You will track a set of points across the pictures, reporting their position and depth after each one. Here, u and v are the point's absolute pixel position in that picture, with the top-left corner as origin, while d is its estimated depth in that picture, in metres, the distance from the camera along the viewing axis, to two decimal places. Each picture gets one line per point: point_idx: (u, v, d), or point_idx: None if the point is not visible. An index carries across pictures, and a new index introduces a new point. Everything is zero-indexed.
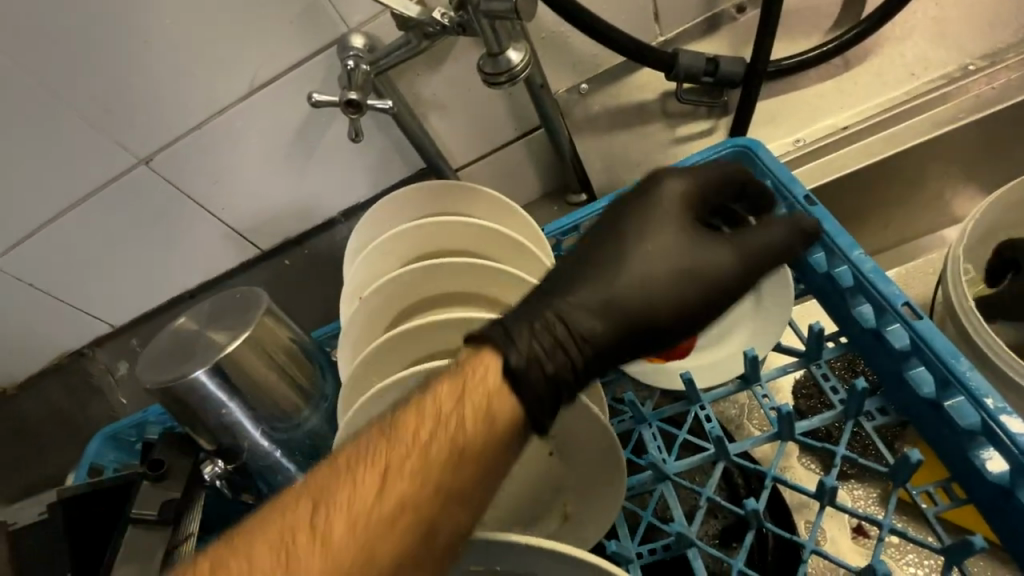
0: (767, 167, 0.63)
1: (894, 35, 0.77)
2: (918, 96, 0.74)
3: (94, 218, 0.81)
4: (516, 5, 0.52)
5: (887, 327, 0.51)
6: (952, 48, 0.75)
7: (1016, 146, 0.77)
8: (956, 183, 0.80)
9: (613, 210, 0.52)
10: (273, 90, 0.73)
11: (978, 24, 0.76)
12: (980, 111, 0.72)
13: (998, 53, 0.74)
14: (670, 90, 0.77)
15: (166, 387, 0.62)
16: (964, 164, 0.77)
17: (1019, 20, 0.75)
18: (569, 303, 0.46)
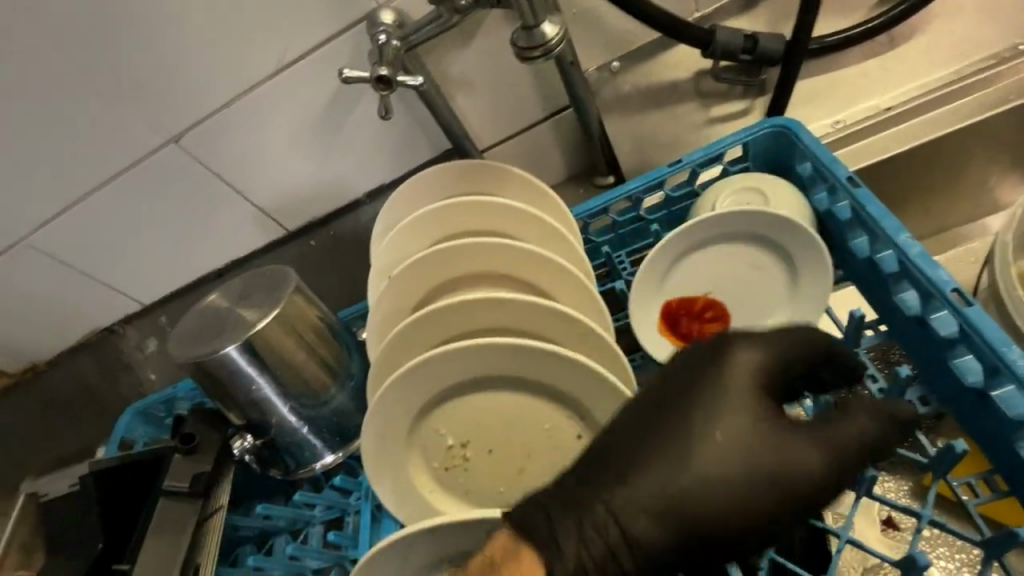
0: (808, 148, 0.61)
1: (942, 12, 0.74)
2: (965, 77, 0.71)
3: (124, 196, 0.82)
4: None
5: (933, 314, 0.50)
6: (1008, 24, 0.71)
7: None
8: (1006, 169, 0.76)
9: (677, 371, 0.47)
10: (301, 68, 0.73)
11: None
12: None
13: None
14: (706, 68, 0.75)
15: (196, 362, 0.63)
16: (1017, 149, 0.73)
17: None
18: (624, 501, 0.43)
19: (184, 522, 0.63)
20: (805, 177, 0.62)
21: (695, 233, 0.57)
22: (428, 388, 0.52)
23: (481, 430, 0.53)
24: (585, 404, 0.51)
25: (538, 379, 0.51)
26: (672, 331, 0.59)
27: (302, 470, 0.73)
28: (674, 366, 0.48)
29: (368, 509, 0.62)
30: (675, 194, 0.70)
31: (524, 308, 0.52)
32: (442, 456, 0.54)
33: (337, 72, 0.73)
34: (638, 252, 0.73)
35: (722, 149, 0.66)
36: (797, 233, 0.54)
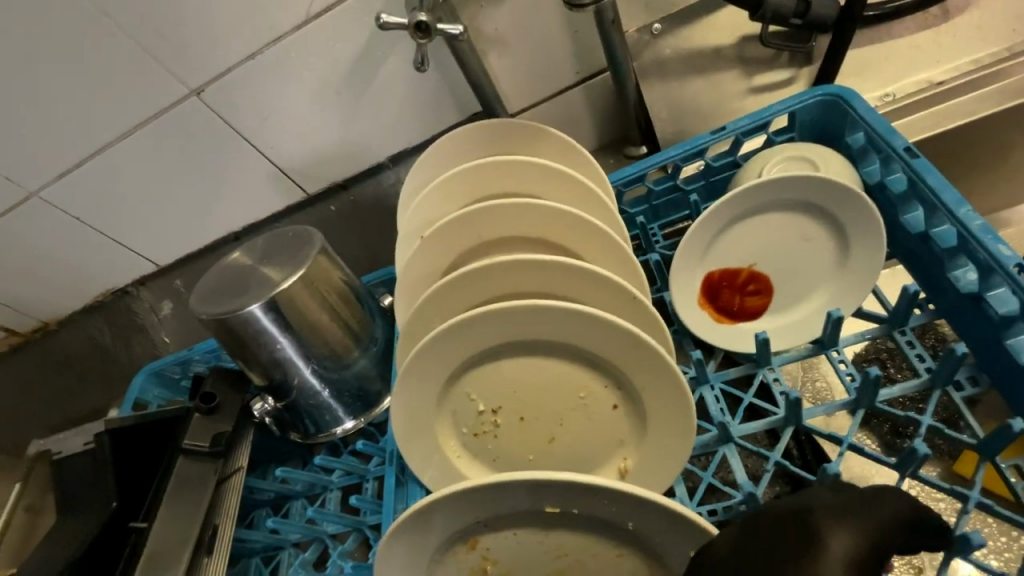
0: (861, 116, 0.58)
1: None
2: None
3: (142, 151, 0.79)
4: None
5: (991, 292, 0.47)
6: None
7: None
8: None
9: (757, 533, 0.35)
10: (328, 21, 0.70)
11: None
12: None
13: None
14: (751, 33, 0.72)
15: (219, 320, 0.61)
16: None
17: None
18: (591, 511, 0.37)
19: (204, 481, 0.62)
20: (856, 148, 0.60)
21: (743, 203, 0.54)
22: (461, 350, 0.50)
23: (512, 396, 0.51)
24: (623, 372, 0.48)
25: (576, 344, 0.48)
26: (711, 303, 0.58)
27: (322, 434, 0.72)
28: (750, 527, 0.35)
29: (392, 476, 0.59)
30: (716, 163, 0.68)
31: (561, 271, 0.50)
32: (472, 421, 0.53)
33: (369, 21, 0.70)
34: (673, 224, 0.72)
35: (768, 117, 0.64)
36: (853, 205, 0.51)
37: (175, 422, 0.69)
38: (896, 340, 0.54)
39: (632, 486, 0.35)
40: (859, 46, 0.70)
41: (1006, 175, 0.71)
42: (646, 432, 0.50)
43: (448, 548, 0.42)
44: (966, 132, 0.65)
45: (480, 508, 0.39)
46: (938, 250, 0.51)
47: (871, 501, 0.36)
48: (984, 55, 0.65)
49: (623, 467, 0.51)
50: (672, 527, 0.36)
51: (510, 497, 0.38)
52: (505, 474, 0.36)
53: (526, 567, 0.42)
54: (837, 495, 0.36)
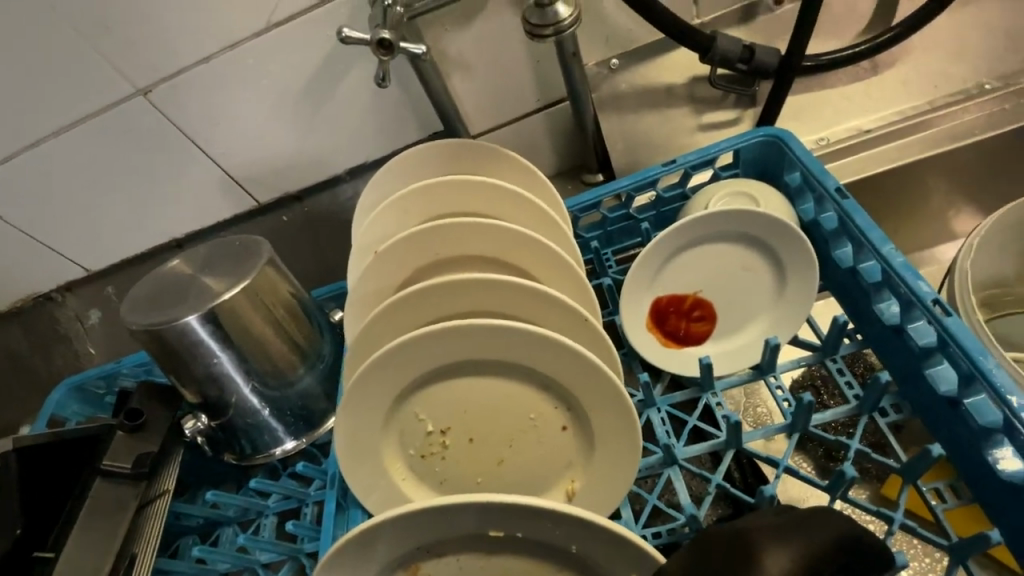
0: (798, 157, 0.62)
1: (933, 34, 0.72)
2: (954, 103, 0.71)
3: (78, 149, 0.75)
4: None
5: (911, 324, 0.50)
6: (993, 53, 0.71)
7: None
8: (987, 199, 0.75)
9: (702, 550, 0.35)
10: (290, 31, 0.69)
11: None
12: (1013, 123, 0.68)
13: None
14: (702, 74, 0.76)
15: (153, 330, 0.57)
16: (1001, 173, 0.73)
17: None
18: (534, 536, 0.36)
19: (123, 508, 0.57)
20: (793, 186, 0.64)
21: (689, 233, 0.57)
22: (411, 369, 0.49)
23: (463, 418, 0.50)
24: (573, 394, 0.48)
25: (527, 366, 0.48)
26: (659, 328, 0.60)
27: (259, 456, 0.68)
28: (696, 545, 0.36)
29: (333, 500, 0.56)
30: (666, 195, 0.71)
31: (514, 290, 0.50)
32: (420, 442, 0.51)
33: (337, 30, 0.68)
34: (625, 251, 0.74)
35: (714, 153, 0.68)
36: (788, 239, 0.55)
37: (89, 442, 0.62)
38: (827, 367, 0.58)
39: (578, 511, 0.34)
40: (798, 92, 0.74)
41: (925, 217, 0.77)
42: (593, 454, 0.50)
43: None
44: (887, 177, 0.71)
45: (420, 532, 0.37)
46: (864, 284, 0.55)
47: (809, 521, 0.35)
48: (908, 108, 0.71)
49: (571, 489, 0.51)
50: (617, 551, 0.36)
51: (451, 523, 0.37)
52: (445, 496, 0.35)
53: None
54: (778, 516, 0.36)
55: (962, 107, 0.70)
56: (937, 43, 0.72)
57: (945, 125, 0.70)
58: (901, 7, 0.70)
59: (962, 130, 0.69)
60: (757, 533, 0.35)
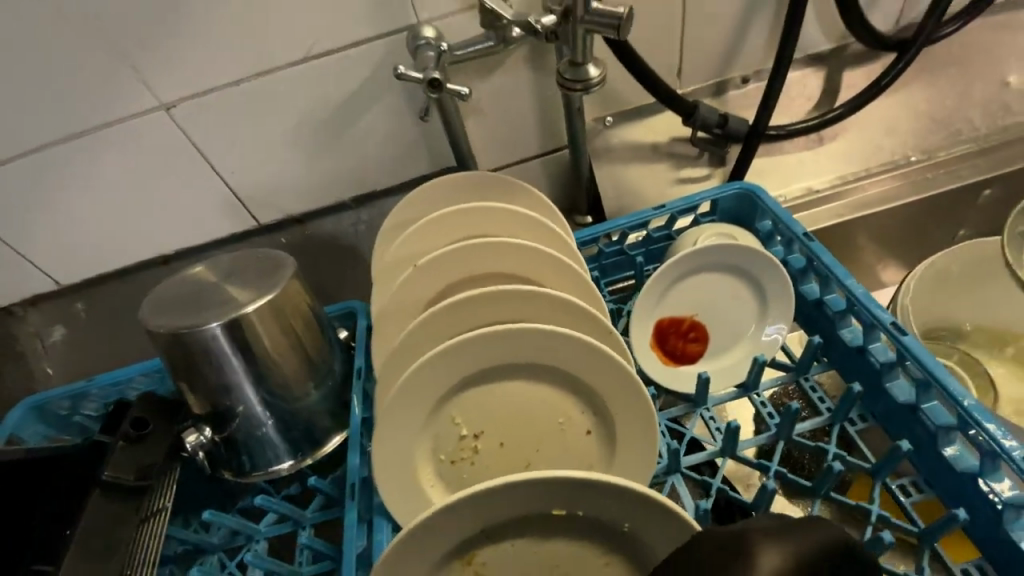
0: (769, 207, 0.74)
1: (869, 114, 0.87)
2: (885, 172, 0.85)
3: (84, 158, 0.75)
4: (618, 25, 0.53)
5: (872, 344, 0.60)
6: (918, 131, 0.86)
7: (955, 226, 0.89)
8: (907, 252, 0.91)
9: (689, 556, 0.31)
10: (326, 63, 0.74)
11: (944, 104, 0.86)
12: (930, 190, 0.84)
13: (955, 142, 0.85)
14: (683, 135, 0.88)
15: (176, 333, 0.57)
16: (918, 232, 0.89)
17: (983, 104, 0.86)
18: (596, 514, 0.39)
19: (123, 523, 0.55)
20: (764, 232, 0.75)
21: (689, 263, 0.65)
22: (452, 374, 0.52)
23: (497, 422, 0.53)
24: (601, 398, 0.53)
25: (561, 370, 0.53)
26: (660, 347, 0.67)
27: (256, 473, 0.66)
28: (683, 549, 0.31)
29: (354, 511, 0.56)
30: (655, 234, 0.80)
31: (548, 302, 0.55)
32: (451, 447, 0.54)
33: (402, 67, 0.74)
34: (617, 282, 0.82)
35: (697, 200, 0.78)
36: (773, 271, 0.64)
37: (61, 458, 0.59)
38: (802, 385, 0.66)
39: (624, 481, 0.38)
40: (762, 156, 0.87)
41: (862, 267, 0.91)
42: (613, 457, 0.54)
43: (444, 565, 0.42)
44: (830, 229, 0.84)
45: (483, 515, 0.40)
46: (830, 313, 0.65)
47: (806, 532, 0.31)
48: (848, 173, 0.86)
49: None
50: (667, 526, 0.40)
51: (516, 506, 0.39)
52: (520, 474, 0.38)
53: None
54: (778, 519, 0.31)
55: (890, 175, 0.85)
56: (871, 123, 0.87)
57: (876, 189, 0.85)
58: (841, 92, 0.85)
59: (891, 195, 0.84)
60: (753, 534, 0.30)
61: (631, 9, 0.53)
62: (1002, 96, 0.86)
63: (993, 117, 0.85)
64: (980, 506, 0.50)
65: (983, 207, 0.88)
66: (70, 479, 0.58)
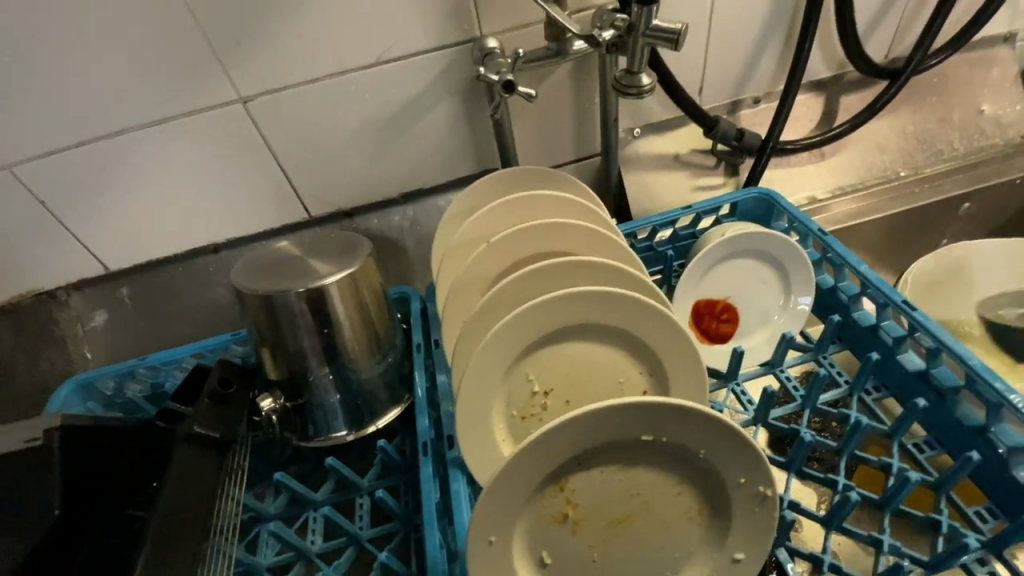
0: (785, 209, 0.83)
1: (866, 133, 0.98)
2: (878, 184, 0.97)
3: (159, 144, 0.81)
4: (676, 40, 0.63)
5: (884, 321, 0.68)
6: (907, 150, 0.98)
7: (939, 235, 1.00)
8: (898, 258, 1.02)
9: None
10: (394, 67, 0.81)
11: (928, 129, 0.99)
12: (918, 201, 0.95)
13: (936, 162, 0.98)
14: (703, 147, 0.98)
15: (265, 298, 0.62)
16: (907, 240, 0.99)
17: (961, 131, 0.99)
18: (678, 440, 0.45)
19: (208, 475, 0.58)
20: (781, 231, 0.84)
21: (726, 249, 0.72)
22: (531, 332, 0.57)
23: (564, 380, 0.59)
24: (659, 360, 0.59)
25: (625, 333, 0.59)
26: (696, 327, 0.74)
27: (319, 439, 0.70)
28: None
29: (428, 468, 0.60)
30: (682, 232, 0.88)
31: (611, 275, 0.61)
32: (523, 404, 0.59)
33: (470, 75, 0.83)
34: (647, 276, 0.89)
35: (721, 202, 0.86)
36: (796, 258, 0.72)
37: (126, 433, 0.65)
38: (821, 363, 0.74)
39: (708, 409, 0.44)
40: (773, 168, 0.97)
41: None
42: None
43: (540, 492, 0.47)
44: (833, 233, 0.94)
45: (580, 441, 0.45)
46: (845, 298, 0.73)
47: None
48: (845, 185, 0.97)
49: None
50: (736, 454, 0.46)
51: (610, 432, 0.45)
52: (619, 398, 0.43)
53: (599, 512, 0.48)
54: None
55: (884, 188, 0.96)
56: (869, 141, 0.98)
57: (872, 198, 0.96)
58: (840, 115, 0.97)
59: (883, 206, 0.95)
60: None
61: (686, 27, 0.63)
62: (976, 123, 0.99)
63: (969, 141, 0.98)
64: (989, 454, 0.57)
65: (963, 219, 0.99)
66: (134, 453, 0.66)
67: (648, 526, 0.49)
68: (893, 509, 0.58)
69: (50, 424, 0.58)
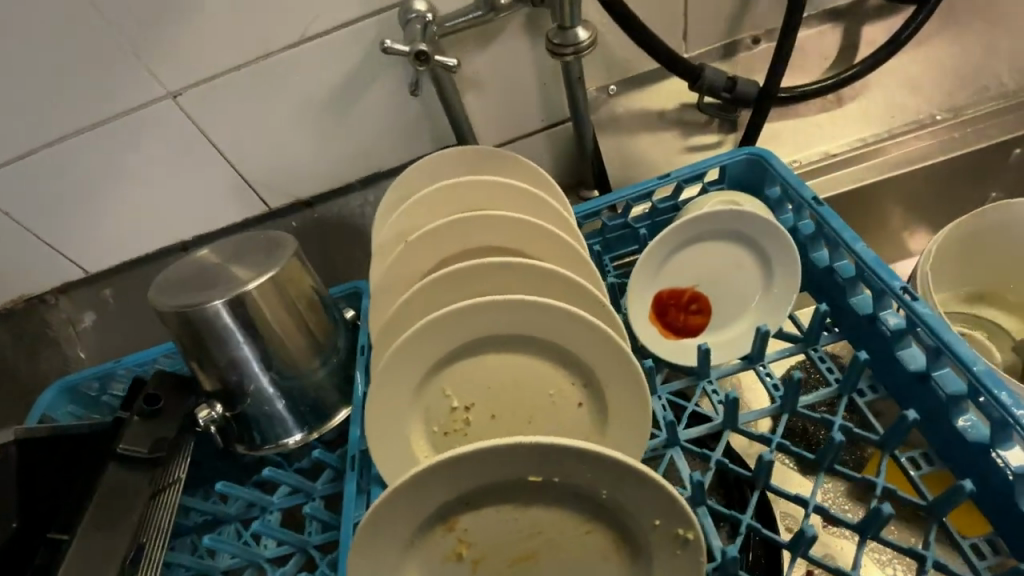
0: (778, 173, 0.70)
1: (892, 70, 0.82)
2: (908, 130, 0.80)
3: (104, 147, 0.79)
4: None
5: (882, 310, 0.57)
6: (945, 87, 0.81)
7: (987, 188, 0.84)
8: (936, 218, 0.86)
9: None
10: (323, 44, 0.74)
11: (970, 60, 0.81)
12: (957, 150, 0.79)
13: (980, 101, 0.81)
14: (691, 101, 0.85)
15: (182, 311, 0.60)
16: (947, 195, 0.83)
17: (1012, 60, 0.81)
18: (571, 480, 0.40)
19: (137, 492, 0.59)
20: (773, 199, 0.72)
21: (688, 231, 0.63)
22: (444, 343, 0.52)
23: (487, 393, 0.54)
24: (593, 370, 0.52)
25: (550, 342, 0.52)
26: (661, 319, 0.66)
27: (268, 446, 0.69)
28: None
29: (353, 484, 0.58)
30: (660, 206, 0.77)
31: (538, 275, 0.54)
32: (444, 419, 0.54)
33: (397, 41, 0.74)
34: (623, 256, 0.80)
35: (704, 168, 0.74)
36: (776, 237, 0.61)
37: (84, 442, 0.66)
38: (810, 356, 0.63)
39: (611, 450, 0.38)
40: (776, 121, 0.83)
41: (885, 235, 0.86)
42: (605, 430, 0.54)
43: (426, 530, 0.43)
44: (850, 194, 0.80)
45: (459, 481, 0.40)
46: (840, 280, 0.62)
47: None
48: (868, 135, 0.81)
49: None
50: (645, 494, 0.39)
51: (493, 471, 0.40)
52: (498, 438, 0.38)
53: (498, 551, 0.43)
54: None
55: (916, 134, 0.80)
56: (895, 78, 0.82)
57: (899, 147, 0.80)
58: (861, 49, 0.81)
59: (914, 156, 0.79)
60: None
61: None
62: None
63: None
64: (992, 476, 0.48)
65: (1016, 167, 0.82)
66: None
67: (557, 565, 0.43)
68: (873, 537, 0.50)
69: (5, 439, 0.63)
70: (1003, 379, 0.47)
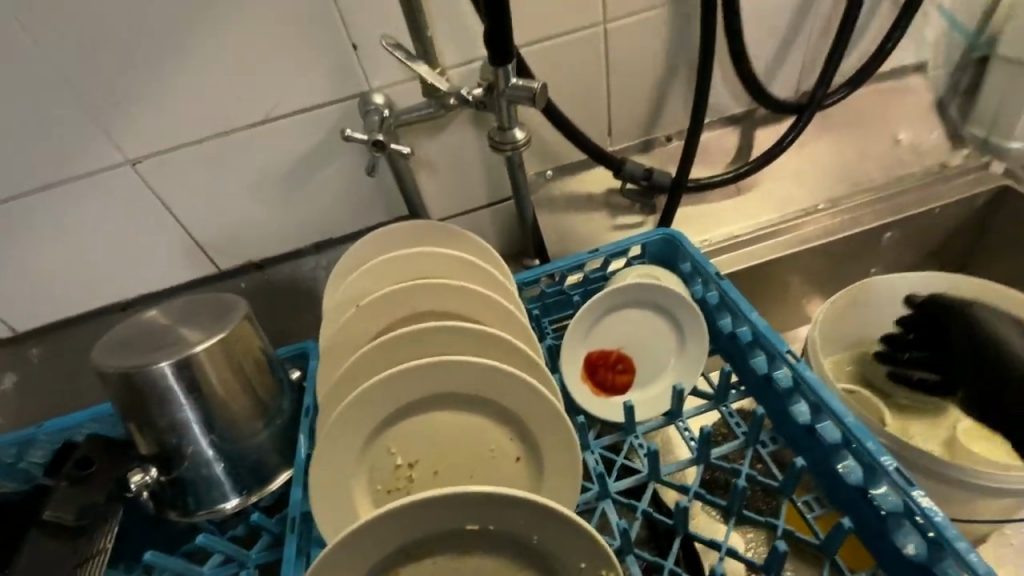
0: (688, 251, 0.81)
1: (779, 168, 0.98)
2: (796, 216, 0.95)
3: (53, 208, 0.80)
4: (532, 95, 0.69)
5: (775, 371, 0.66)
6: (822, 183, 0.97)
7: (864, 265, 0.99)
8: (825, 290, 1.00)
9: None
10: (286, 123, 0.81)
11: (841, 162, 0.99)
12: (838, 234, 0.93)
13: (854, 195, 0.97)
14: (615, 187, 0.97)
15: (127, 372, 0.61)
16: (831, 271, 0.98)
17: (875, 163, 0.99)
18: (505, 528, 0.43)
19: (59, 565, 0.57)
20: (686, 273, 0.82)
21: (612, 299, 0.72)
22: (391, 402, 0.56)
23: (431, 450, 0.57)
24: (528, 427, 0.57)
25: (490, 400, 0.57)
26: (591, 378, 0.73)
27: (202, 512, 0.67)
28: None
29: (293, 546, 0.59)
30: (592, 275, 0.86)
31: (479, 340, 0.60)
32: (388, 477, 0.57)
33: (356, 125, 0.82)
34: (559, 320, 0.87)
35: (628, 245, 0.85)
36: (686, 306, 0.71)
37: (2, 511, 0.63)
38: (722, 412, 0.71)
39: (546, 500, 0.42)
40: (688, 205, 0.96)
41: (785, 303, 0.98)
42: (541, 482, 0.58)
43: None
44: (752, 269, 0.92)
45: (401, 532, 0.43)
46: (741, 344, 0.71)
47: None
48: (766, 220, 0.95)
49: None
50: (573, 540, 0.44)
51: (434, 520, 0.43)
52: (442, 488, 0.41)
53: None
54: None
55: (803, 220, 0.95)
56: (783, 174, 0.98)
57: (792, 230, 0.94)
58: (754, 149, 0.97)
59: (806, 238, 0.93)
60: None
61: (542, 86, 0.69)
62: (888, 154, 0.99)
63: (887, 171, 0.98)
64: (869, 514, 0.57)
65: (884, 249, 0.98)
66: None
67: None
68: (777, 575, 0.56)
69: None
70: (867, 429, 0.57)
